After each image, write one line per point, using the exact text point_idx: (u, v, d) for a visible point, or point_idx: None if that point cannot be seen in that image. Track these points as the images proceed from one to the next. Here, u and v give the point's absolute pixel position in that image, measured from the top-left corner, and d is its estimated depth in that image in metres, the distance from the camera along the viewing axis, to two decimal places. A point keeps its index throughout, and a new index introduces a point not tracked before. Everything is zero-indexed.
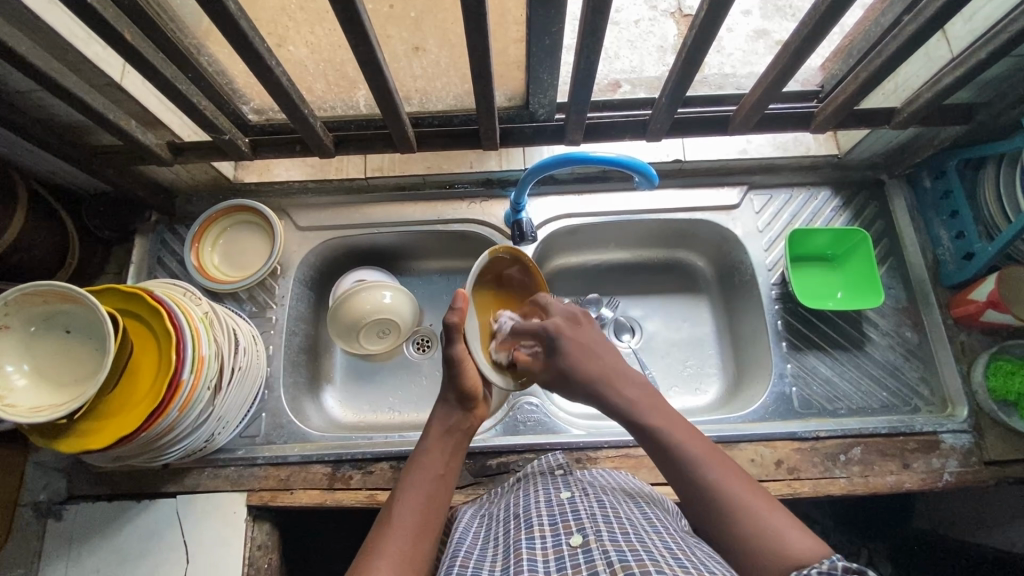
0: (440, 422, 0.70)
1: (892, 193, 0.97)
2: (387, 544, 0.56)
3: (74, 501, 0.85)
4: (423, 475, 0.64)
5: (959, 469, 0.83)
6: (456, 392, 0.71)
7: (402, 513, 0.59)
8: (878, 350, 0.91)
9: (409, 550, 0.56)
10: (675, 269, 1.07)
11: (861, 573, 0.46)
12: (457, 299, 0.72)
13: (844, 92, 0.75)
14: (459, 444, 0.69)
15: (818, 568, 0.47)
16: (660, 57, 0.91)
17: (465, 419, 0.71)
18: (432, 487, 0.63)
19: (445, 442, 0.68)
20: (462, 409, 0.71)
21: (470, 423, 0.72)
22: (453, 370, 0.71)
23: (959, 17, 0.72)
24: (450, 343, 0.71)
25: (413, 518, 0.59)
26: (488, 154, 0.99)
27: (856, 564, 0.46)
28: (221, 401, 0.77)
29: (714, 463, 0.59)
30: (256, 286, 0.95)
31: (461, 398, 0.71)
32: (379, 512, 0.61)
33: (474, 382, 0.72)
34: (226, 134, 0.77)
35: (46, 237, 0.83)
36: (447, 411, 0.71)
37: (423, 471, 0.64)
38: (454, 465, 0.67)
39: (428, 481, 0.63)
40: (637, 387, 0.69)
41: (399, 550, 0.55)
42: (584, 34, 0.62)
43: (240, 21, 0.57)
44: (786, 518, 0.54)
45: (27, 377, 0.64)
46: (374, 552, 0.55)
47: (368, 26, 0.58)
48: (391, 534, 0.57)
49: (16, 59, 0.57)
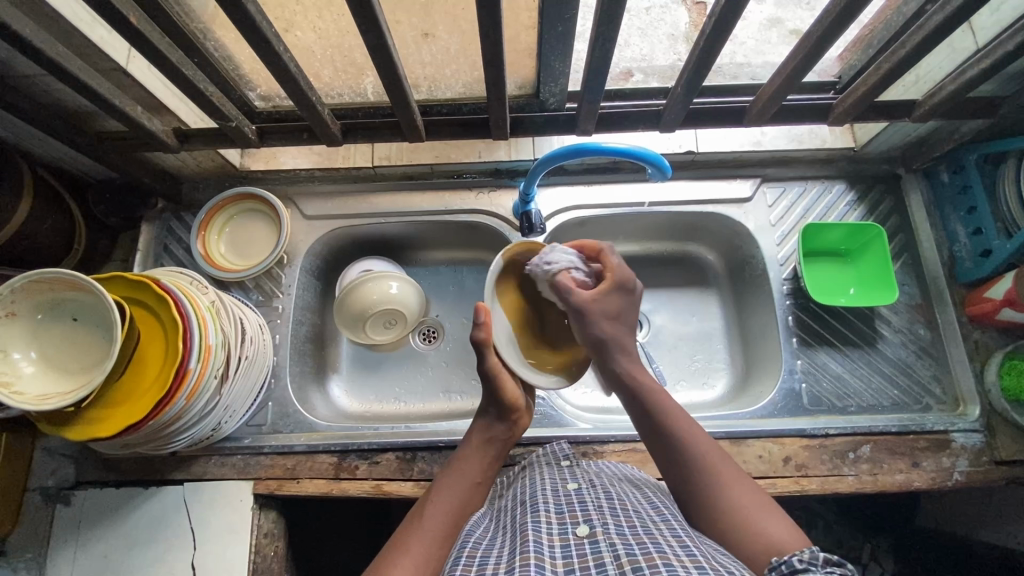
0: (484, 429, 0.69)
1: (908, 187, 0.95)
2: (412, 543, 0.55)
3: (82, 486, 0.85)
4: (460, 482, 0.63)
5: (969, 468, 0.82)
6: (493, 402, 0.69)
7: (433, 514, 0.59)
8: (890, 347, 0.90)
9: (435, 554, 0.55)
10: (684, 262, 1.06)
11: (839, 564, 0.48)
12: (480, 312, 0.68)
13: (864, 84, 0.73)
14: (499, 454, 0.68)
15: (798, 556, 0.48)
16: (671, 46, 0.90)
17: (508, 430, 0.70)
18: (465, 496, 0.62)
19: (486, 450, 0.67)
20: (508, 421, 0.70)
21: (514, 434, 0.70)
22: (488, 383, 0.69)
23: (985, 8, 0.70)
24: (480, 357, 0.69)
25: (443, 521, 0.58)
26: (497, 144, 0.98)
27: (835, 557, 0.48)
28: (228, 390, 0.77)
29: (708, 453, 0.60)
30: (262, 275, 0.94)
31: (506, 410, 0.69)
32: (411, 509, 0.61)
33: (513, 393, 0.69)
34: (232, 121, 0.76)
35: (52, 223, 0.83)
36: (491, 419, 0.69)
37: (460, 478, 0.63)
38: (491, 474, 0.66)
39: (464, 488, 0.62)
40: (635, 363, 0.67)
41: (424, 552, 0.55)
42: (600, 20, 0.60)
43: (247, 5, 0.55)
44: (772, 512, 0.55)
45: (35, 364, 0.64)
46: (399, 550, 0.55)
47: (378, 11, 0.57)
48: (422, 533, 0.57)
49: (20, 42, 0.56)
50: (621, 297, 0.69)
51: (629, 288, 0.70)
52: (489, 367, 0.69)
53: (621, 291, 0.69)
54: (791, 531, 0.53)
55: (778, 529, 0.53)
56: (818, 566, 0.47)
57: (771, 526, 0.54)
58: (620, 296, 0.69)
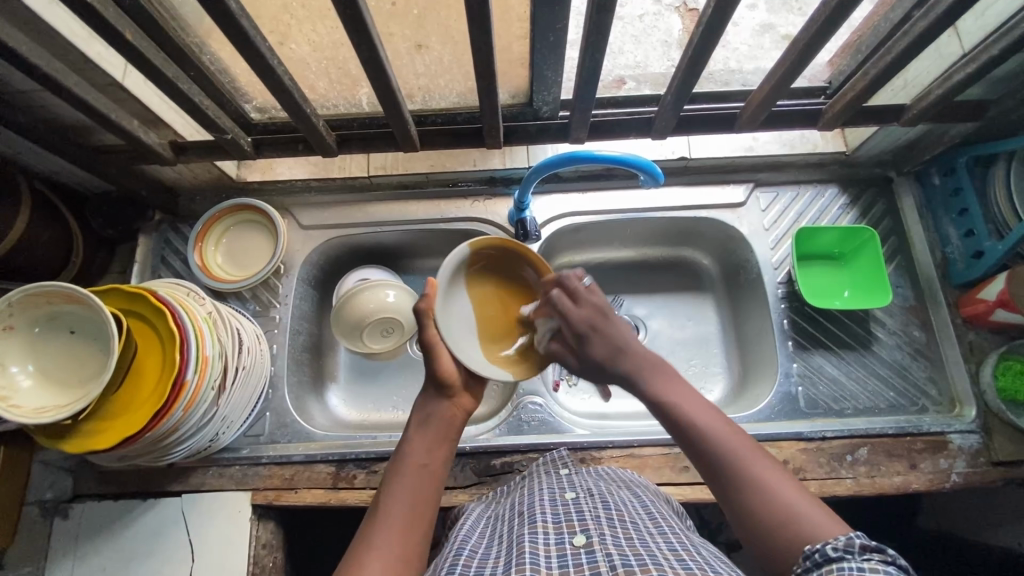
0: (419, 414, 0.67)
1: (900, 190, 0.96)
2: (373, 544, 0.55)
3: (81, 499, 0.85)
4: (404, 470, 0.62)
5: (967, 469, 0.82)
6: (434, 381, 0.68)
7: (387, 513, 0.58)
8: (886, 350, 0.90)
9: (396, 544, 0.55)
10: (680, 267, 1.06)
11: (878, 550, 0.44)
12: (427, 285, 0.67)
13: (853, 89, 0.74)
14: (445, 431, 0.66)
15: (833, 544, 0.45)
16: (665, 52, 0.90)
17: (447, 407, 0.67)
18: (415, 481, 0.61)
19: (425, 431, 0.66)
20: (440, 394, 0.68)
21: (454, 404, 0.68)
22: (428, 357, 0.68)
23: (971, 12, 0.71)
24: (421, 327, 0.68)
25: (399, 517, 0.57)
26: (491, 153, 0.98)
27: (874, 542, 0.44)
28: (225, 401, 0.77)
29: (731, 440, 0.57)
30: (259, 286, 0.94)
31: (440, 386, 0.68)
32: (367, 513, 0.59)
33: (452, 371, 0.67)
34: (228, 133, 0.77)
35: (50, 236, 0.83)
36: (426, 400, 0.68)
37: (406, 464, 0.63)
38: (439, 451, 0.65)
39: (408, 474, 0.61)
40: (656, 370, 0.65)
41: (387, 554, 0.54)
42: (590, 29, 0.61)
43: (241, 19, 0.56)
44: (804, 495, 0.52)
45: (33, 377, 0.64)
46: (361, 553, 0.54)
47: (370, 24, 0.57)
48: (380, 532, 0.56)
49: (17, 59, 0.57)
50: (603, 330, 0.68)
51: (606, 322, 0.69)
52: (427, 337, 0.68)
53: (599, 330, 0.68)
54: (827, 517, 0.50)
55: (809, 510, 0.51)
56: (853, 553, 0.43)
57: (802, 505, 0.51)
58: (600, 336, 0.68)
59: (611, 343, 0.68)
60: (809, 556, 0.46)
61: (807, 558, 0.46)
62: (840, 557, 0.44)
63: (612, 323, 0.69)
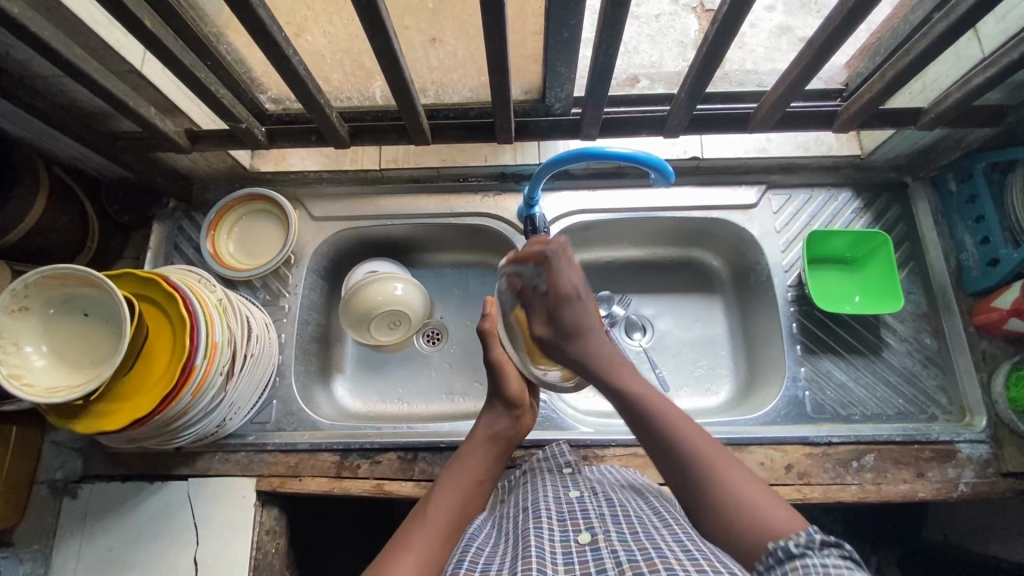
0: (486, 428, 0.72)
1: (915, 195, 0.95)
2: (424, 528, 0.57)
3: (89, 480, 0.87)
4: (459, 478, 0.65)
5: (975, 480, 0.81)
6: (501, 396, 0.74)
7: (441, 504, 0.61)
8: (896, 357, 0.89)
9: (439, 541, 0.57)
10: (689, 267, 1.06)
11: (837, 546, 0.46)
12: (486, 305, 0.79)
13: (869, 91, 0.73)
14: (502, 452, 0.70)
15: (795, 540, 0.47)
16: (681, 53, 0.87)
17: (511, 429, 0.73)
18: (470, 490, 0.64)
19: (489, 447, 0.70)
20: (509, 416, 0.73)
21: (514, 432, 0.73)
22: (494, 374, 0.75)
23: (992, 16, 0.70)
24: (487, 347, 0.77)
25: (451, 513, 0.60)
26: (502, 148, 0.98)
27: (833, 538, 0.46)
28: (233, 387, 0.78)
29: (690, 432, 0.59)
30: (269, 275, 0.95)
31: (509, 406, 0.74)
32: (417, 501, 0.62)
33: (516, 387, 0.74)
34: (243, 122, 0.78)
35: (66, 221, 0.85)
36: (494, 417, 0.73)
37: (463, 473, 0.66)
38: (495, 469, 0.68)
39: (464, 483, 0.64)
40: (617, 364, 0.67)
41: (434, 541, 0.56)
42: (604, 26, 0.61)
43: (258, 9, 0.57)
44: (761, 494, 0.53)
45: (46, 358, 0.65)
46: (412, 535, 0.57)
47: (385, 16, 0.58)
48: (431, 517, 0.59)
49: (40, 44, 0.58)
50: (574, 306, 0.69)
51: (577, 299, 0.70)
52: (493, 356, 0.76)
53: (568, 306, 0.69)
54: (784, 514, 0.51)
55: (769, 510, 0.52)
56: (814, 550, 0.45)
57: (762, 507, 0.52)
58: (571, 308, 0.69)
59: (574, 319, 0.69)
60: (773, 551, 0.47)
61: (771, 555, 0.47)
62: (801, 554, 0.46)
63: (583, 300, 0.70)
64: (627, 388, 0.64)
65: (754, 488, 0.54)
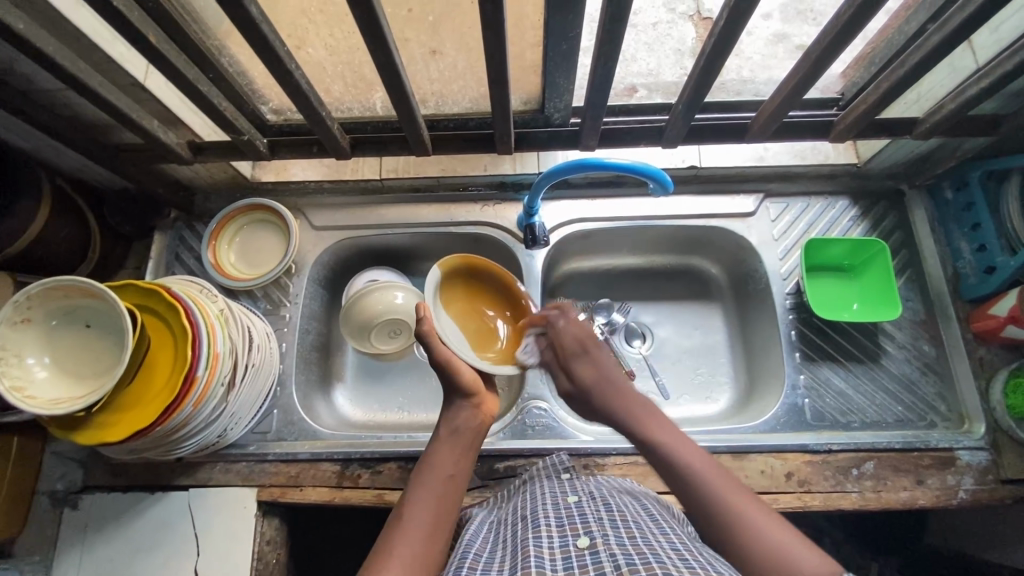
0: (449, 423, 0.70)
1: (912, 203, 0.96)
2: (398, 540, 0.57)
3: (90, 491, 0.87)
4: (430, 479, 0.65)
5: (974, 487, 0.82)
6: (454, 390, 0.71)
7: (412, 513, 0.60)
8: (895, 364, 0.90)
9: (419, 551, 0.56)
10: (688, 275, 1.06)
11: None
12: (419, 309, 0.72)
13: (865, 101, 0.74)
14: (469, 444, 0.69)
15: None
16: (678, 60, 0.91)
17: (475, 417, 0.71)
18: (440, 490, 0.63)
19: (453, 441, 0.69)
20: (469, 405, 0.71)
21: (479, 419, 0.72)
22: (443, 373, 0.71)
23: (985, 27, 0.71)
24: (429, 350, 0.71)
25: (423, 521, 0.60)
26: (502, 158, 0.99)
27: None
28: (234, 397, 0.78)
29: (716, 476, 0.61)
30: (270, 285, 0.96)
31: (466, 396, 0.71)
32: (390, 513, 0.62)
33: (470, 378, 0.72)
34: (244, 134, 0.78)
35: (68, 231, 0.85)
36: (455, 410, 0.71)
37: (432, 476, 0.65)
38: (464, 464, 0.67)
39: (435, 483, 0.64)
40: (643, 409, 0.70)
41: (410, 553, 0.56)
42: (602, 39, 0.62)
43: (261, 25, 0.57)
44: (792, 535, 0.54)
45: (48, 369, 0.66)
46: (387, 549, 0.56)
47: (386, 30, 0.58)
48: (403, 530, 0.58)
49: (46, 59, 0.59)
50: (585, 358, 0.76)
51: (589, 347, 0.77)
52: (439, 356, 0.71)
53: (583, 358, 0.76)
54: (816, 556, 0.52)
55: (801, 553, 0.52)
56: None
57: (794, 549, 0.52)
58: (588, 362, 0.76)
59: (592, 374, 0.75)
60: None
61: None
62: None
63: (597, 351, 0.77)
64: (657, 437, 0.66)
65: (785, 534, 0.54)
